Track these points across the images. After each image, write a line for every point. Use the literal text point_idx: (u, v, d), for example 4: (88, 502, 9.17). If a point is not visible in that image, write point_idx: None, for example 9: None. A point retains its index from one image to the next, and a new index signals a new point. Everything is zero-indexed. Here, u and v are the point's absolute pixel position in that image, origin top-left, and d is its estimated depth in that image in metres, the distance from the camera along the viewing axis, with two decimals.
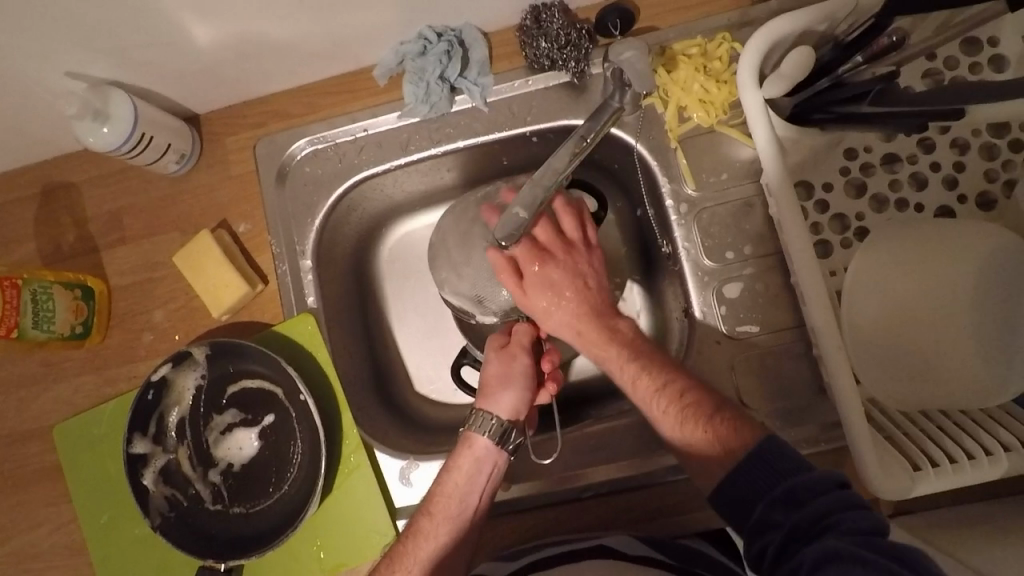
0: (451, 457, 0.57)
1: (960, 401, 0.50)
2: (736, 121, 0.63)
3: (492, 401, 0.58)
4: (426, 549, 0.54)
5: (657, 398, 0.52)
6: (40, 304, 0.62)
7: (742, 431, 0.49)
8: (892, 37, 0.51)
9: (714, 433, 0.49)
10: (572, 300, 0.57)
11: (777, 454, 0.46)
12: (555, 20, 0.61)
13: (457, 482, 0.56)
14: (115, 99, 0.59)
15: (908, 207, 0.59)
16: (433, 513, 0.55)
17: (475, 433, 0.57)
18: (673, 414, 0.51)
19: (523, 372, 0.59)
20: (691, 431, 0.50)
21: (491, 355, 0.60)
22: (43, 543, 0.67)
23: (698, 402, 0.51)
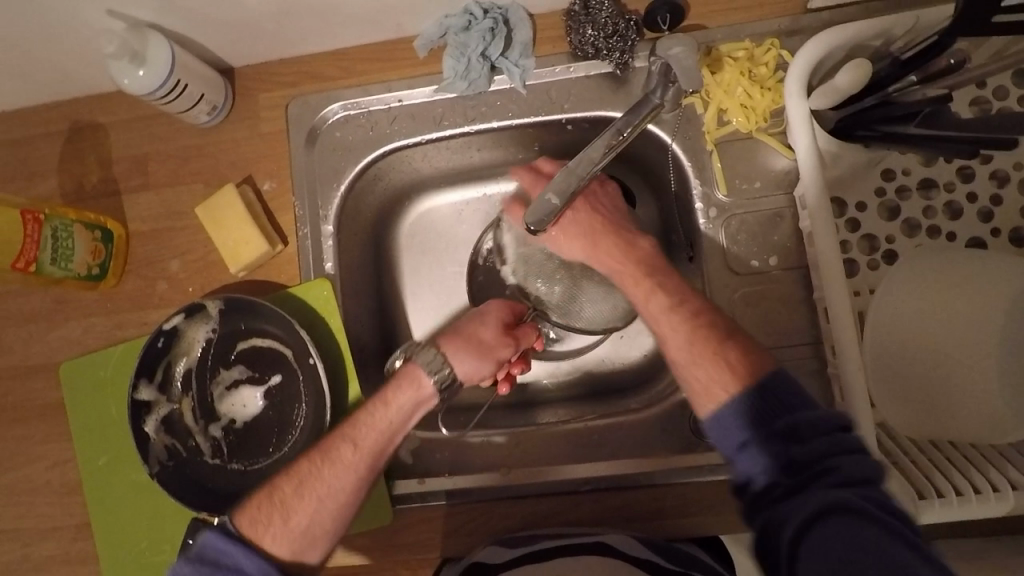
0: (387, 390, 0.54)
1: (973, 435, 0.49)
2: (776, 130, 0.62)
3: (460, 353, 0.57)
4: (344, 477, 0.52)
5: (670, 314, 0.50)
6: (59, 241, 0.62)
7: (749, 363, 0.46)
8: (951, 59, 0.50)
9: (726, 359, 0.47)
10: (595, 240, 0.56)
11: (784, 387, 0.44)
12: (604, 8, 0.61)
13: (389, 417, 0.54)
14: (153, 42, 0.58)
15: (941, 234, 0.58)
16: (359, 443, 0.53)
17: (424, 373, 0.55)
18: (687, 330, 0.48)
19: (502, 355, 0.59)
20: (700, 354, 0.47)
21: (490, 320, 0.60)
22: (39, 478, 0.67)
23: (713, 324, 0.49)
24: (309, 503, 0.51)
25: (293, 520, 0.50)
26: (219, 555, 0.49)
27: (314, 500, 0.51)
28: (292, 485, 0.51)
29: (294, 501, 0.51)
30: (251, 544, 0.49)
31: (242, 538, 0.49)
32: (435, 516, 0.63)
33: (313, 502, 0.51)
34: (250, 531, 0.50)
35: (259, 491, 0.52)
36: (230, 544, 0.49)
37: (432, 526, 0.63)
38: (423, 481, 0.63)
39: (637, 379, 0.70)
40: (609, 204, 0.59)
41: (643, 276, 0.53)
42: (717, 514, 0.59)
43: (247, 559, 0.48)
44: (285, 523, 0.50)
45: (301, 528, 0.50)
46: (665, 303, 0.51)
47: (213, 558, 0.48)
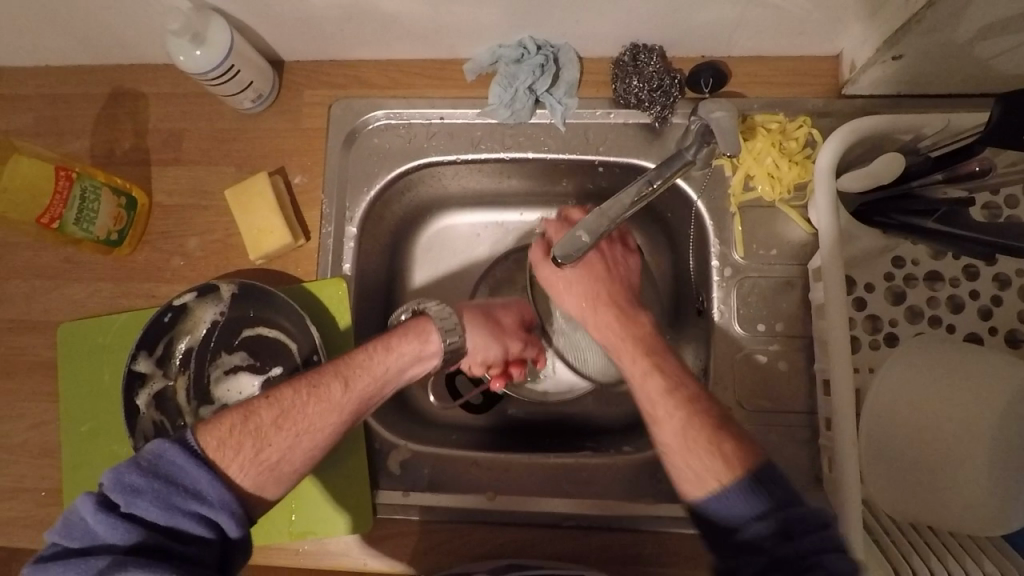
0: (391, 338, 0.56)
1: (954, 523, 0.51)
2: (797, 203, 0.64)
3: (475, 323, 0.63)
4: (329, 416, 0.51)
5: (667, 409, 0.50)
6: (87, 203, 0.62)
7: (738, 455, 0.47)
8: (978, 165, 0.52)
9: (721, 449, 0.47)
10: (586, 283, 0.58)
11: (775, 481, 0.46)
12: (652, 62, 0.64)
13: (387, 365, 0.54)
14: (214, 25, 0.59)
15: (941, 325, 0.60)
16: (349, 385, 0.52)
17: (435, 328, 0.58)
18: (683, 423, 0.49)
19: (510, 341, 0.64)
20: (694, 450, 0.48)
21: (514, 313, 0.68)
22: (17, 435, 0.66)
23: (708, 411, 0.49)
24: (288, 438, 0.49)
25: (265, 451, 0.48)
26: (178, 471, 0.45)
27: (291, 434, 0.49)
28: (271, 415, 0.49)
29: (269, 432, 0.49)
30: (215, 468, 0.46)
31: (208, 458, 0.46)
32: (412, 531, 0.63)
33: (292, 437, 0.49)
34: (216, 454, 0.47)
35: (230, 413, 0.49)
36: (194, 465, 0.45)
37: (410, 540, 0.63)
38: (408, 494, 0.63)
39: (630, 421, 0.71)
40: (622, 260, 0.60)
41: (643, 367, 0.52)
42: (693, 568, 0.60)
43: (209, 484, 0.45)
44: (256, 452, 0.48)
45: (272, 461, 0.48)
46: (661, 396, 0.50)
47: (171, 474, 0.45)
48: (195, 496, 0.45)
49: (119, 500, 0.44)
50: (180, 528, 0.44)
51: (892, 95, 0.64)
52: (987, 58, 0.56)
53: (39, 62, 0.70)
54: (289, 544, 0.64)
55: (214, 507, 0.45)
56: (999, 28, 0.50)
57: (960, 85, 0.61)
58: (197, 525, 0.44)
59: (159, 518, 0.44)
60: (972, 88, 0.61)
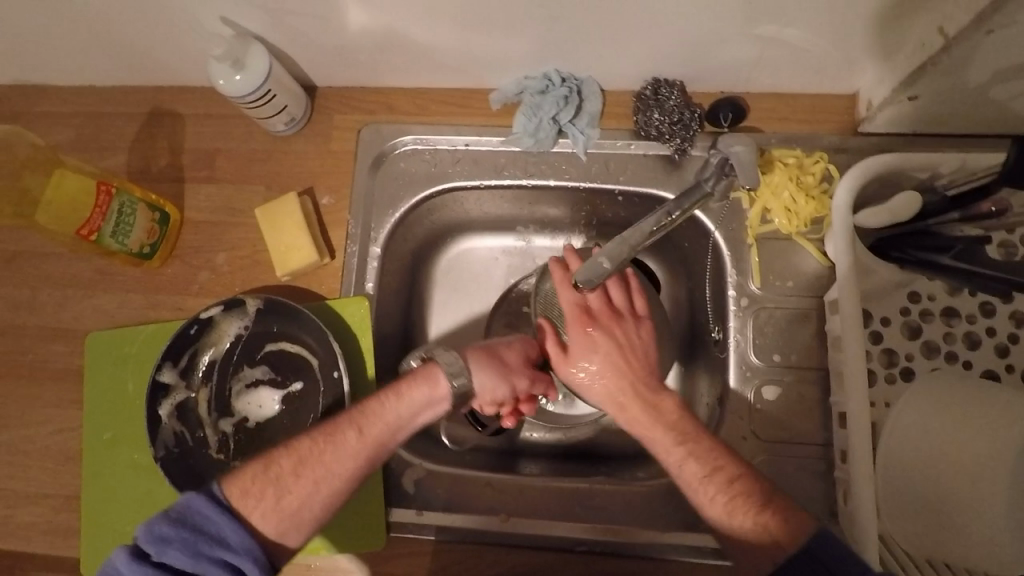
0: (402, 385, 0.56)
1: (969, 561, 0.50)
2: (814, 236, 0.65)
3: (481, 365, 0.59)
4: (344, 464, 0.52)
5: (705, 482, 0.51)
6: (123, 216, 0.64)
7: (783, 517, 0.48)
8: (994, 206, 0.54)
9: (759, 511, 0.48)
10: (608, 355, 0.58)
11: (828, 548, 0.45)
12: (673, 96, 0.66)
13: (399, 411, 0.54)
14: (255, 52, 0.62)
15: (957, 361, 0.61)
16: (364, 432, 0.54)
17: (443, 374, 0.57)
18: (723, 491, 0.50)
19: (519, 381, 0.60)
20: (741, 522, 0.49)
21: (520, 348, 0.63)
22: (40, 442, 0.67)
23: (741, 473, 0.50)
24: (305, 486, 0.51)
25: (286, 498, 0.51)
26: (204, 520, 0.48)
27: (311, 480, 0.51)
28: (290, 463, 0.52)
29: (289, 479, 0.51)
30: (239, 516, 0.49)
31: (231, 507, 0.49)
32: (426, 552, 0.63)
33: (309, 485, 0.51)
34: (239, 502, 0.50)
35: (253, 463, 0.52)
36: (217, 513, 0.49)
37: (422, 561, 0.63)
38: (421, 513, 0.63)
39: (643, 448, 0.71)
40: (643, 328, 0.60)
41: (672, 435, 0.53)
42: None
43: (233, 531, 0.49)
44: (277, 500, 0.50)
45: (291, 509, 0.51)
46: (699, 471, 0.51)
47: (198, 523, 0.48)
48: (219, 543, 0.48)
49: (151, 549, 0.47)
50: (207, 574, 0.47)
51: (908, 134, 0.65)
52: (1003, 102, 0.57)
53: (85, 82, 0.73)
54: (300, 559, 0.64)
55: (237, 552, 0.48)
56: (1014, 73, 0.51)
57: (976, 126, 0.62)
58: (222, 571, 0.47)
59: (186, 565, 0.47)
60: (987, 130, 0.62)
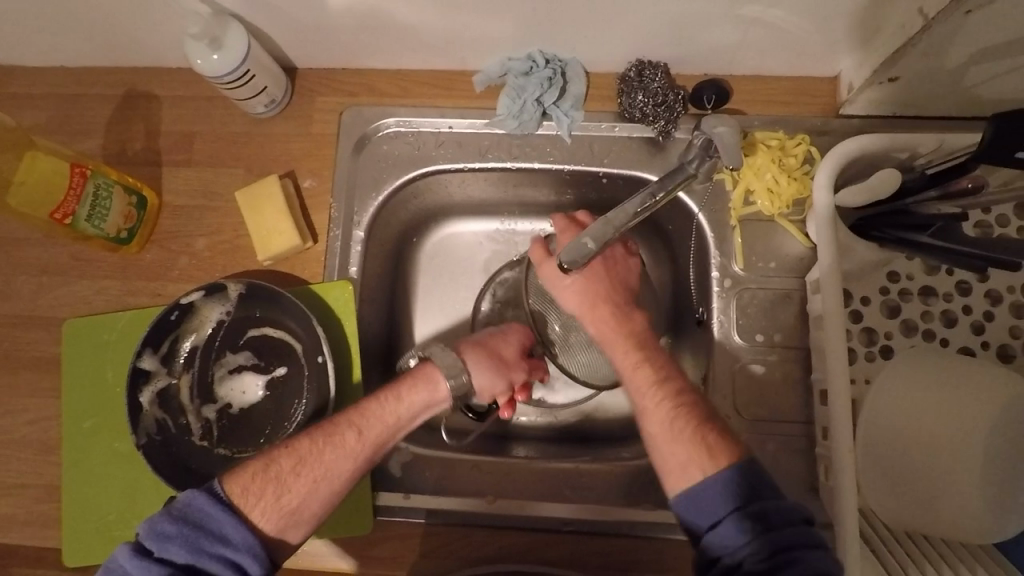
0: (401, 387, 0.56)
1: (947, 531, 0.52)
2: (796, 218, 0.66)
3: (479, 363, 0.60)
4: (345, 464, 0.53)
5: (672, 419, 0.51)
6: (99, 199, 0.63)
7: (725, 448, 0.49)
8: (971, 182, 0.53)
9: (705, 440, 0.49)
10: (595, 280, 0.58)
11: (754, 476, 0.47)
12: (657, 79, 0.65)
13: (398, 413, 0.55)
14: (233, 31, 0.61)
15: (935, 339, 0.62)
16: (363, 433, 0.54)
17: (442, 375, 0.58)
18: (675, 423, 0.51)
19: (515, 376, 0.62)
20: (682, 442, 0.50)
21: (513, 341, 0.64)
22: (17, 431, 0.66)
23: (693, 405, 0.52)
24: (305, 485, 0.51)
25: (286, 496, 0.50)
26: (205, 517, 0.48)
27: (310, 479, 0.51)
28: (291, 461, 0.52)
29: (289, 479, 0.51)
30: (239, 513, 0.49)
31: (233, 505, 0.49)
32: (414, 535, 0.63)
33: (309, 484, 0.51)
34: (240, 500, 0.49)
35: (253, 461, 0.51)
36: (218, 510, 0.48)
37: (410, 544, 0.63)
38: (409, 497, 0.63)
39: (629, 429, 0.72)
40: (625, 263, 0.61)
41: (648, 373, 0.54)
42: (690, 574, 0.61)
43: (234, 529, 0.48)
44: (277, 498, 0.50)
45: (291, 506, 0.51)
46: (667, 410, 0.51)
47: (199, 520, 0.48)
48: (221, 540, 0.48)
49: (153, 545, 0.47)
50: (206, 569, 0.47)
51: (888, 116, 0.66)
52: (978, 83, 0.58)
53: (55, 63, 0.71)
54: None
55: (238, 549, 0.48)
56: (992, 53, 0.52)
57: (953, 108, 0.63)
58: (222, 568, 0.47)
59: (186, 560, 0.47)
60: (964, 111, 0.63)
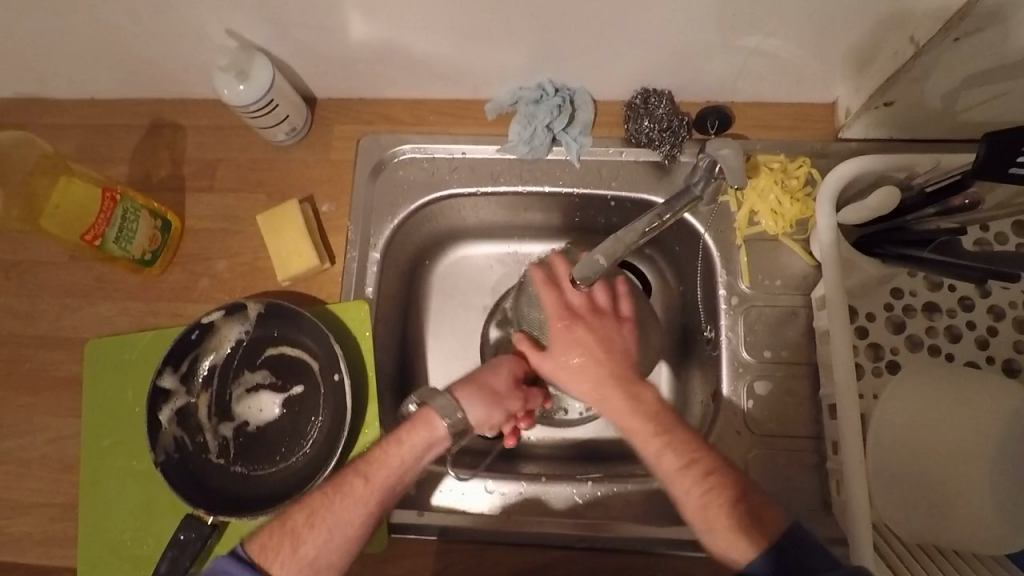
0: (401, 430, 0.57)
1: (964, 541, 0.52)
2: (799, 237, 0.68)
3: (470, 398, 0.59)
4: (355, 512, 0.53)
5: (683, 476, 0.50)
6: (126, 223, 0.65)
7: (764, 526, 0.48)
8: (967, 199, 0.54)
9: (740, 520, 0.48)
10: (596, 365, 0.56)
11: (797, 548, 0.46)
12: (661, 105, 0.68)
13: (402, 456, 0.56)
14: (258, 63, 0.64)
15: (940, 353, 0.63)
16: (370, 478, 0.54)
17: (437, 417, 0.57)
18: (700, 491, 0.49)
19: (511, 407, 0.61)
20: (719, 528, 0.48)
21: (504, 372, 0.62)
22: (37, 450, 0.67)
23: (724, 482, 0.50)
24: (320, 536, 0.52)
25: (302, 549, 0.51)
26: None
27: (324, 531, 0.52)
28: (303, 515, 0.53)
29: (304, 531, 0.52)
30: (259, 568, 0.51)
31: (252, 562, 0.51)
32: (428, 552, 0.64)
33: (323, 534, 0.52)
34: (258, 556, 0.51)
35: (270, 521, 0.53)
36: (236, 566, 0.50)
37: (424, 562, 0.63)
38: (423, 514, 0.63)
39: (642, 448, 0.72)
40: (628, 336, 0.59)
41: (672, 457, 0.51)
42: None
43: None
44: (295, 551, 0.51)
45: (309, 558, 0.51)
46: (676, 463, 0.51)
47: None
48: None
49: None
50: None
51: (887, 139, 0.68)
52: (965, 108, 0.61)
53: (87, 95, 0.75)
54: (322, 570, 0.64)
55: None
56: (983, 78, 0.55)
57: (948, 132, 0.65)
58: None
59: None
60: (956, 135, 0.66)
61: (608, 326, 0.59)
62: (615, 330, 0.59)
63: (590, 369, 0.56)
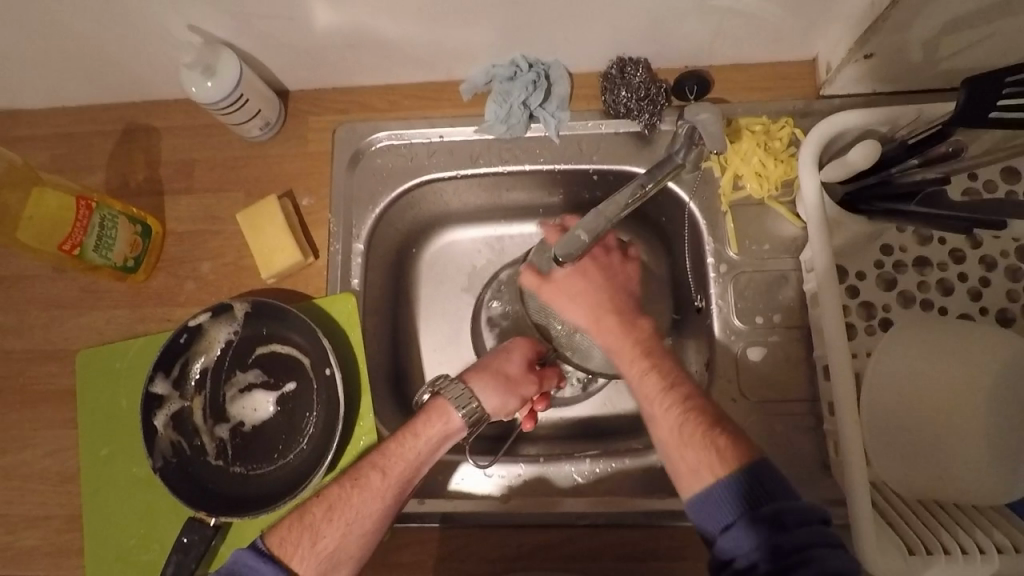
0: (416, 422, 0.57)
1: (962, 494, 0.52)
2: (786, 199, 0.67)
3: (485, 386, 0.59)
4: (373, 504, 0.54)
5: (662, 397, 0.52)
6: (105, 230, 0.64)
7: (735, 450, 0.48)
8: (949, 147, 0.54)
9: (714, 444, 0.48)
10: (596, 296, 0.59)
11: (764, 475, 0.46)
12: (638, 74, 0.67)
13: (417, 448, 0.56)
14: (224, 58, 0.63)
15: (933, 308, 0.63)
16: (388, 472, 0.55)
17: (453, 407, 0.57)
18: (676, 411, 0.51)
19: (526, 393, 0.61)
20: (687, 445, 0.49)
21: (518, 356, 0.62)
22: (37, 463, 0.67)
23: (702, 407, 0.51)
24: (339, 527, 0.53)
25: (321, 541, 0.52)
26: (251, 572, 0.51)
27: (343, 524, 0.53)
28: (322, 509, 0.53)
29: (323, 524, 0.53)
30: (282, 563, 0.51)
31: (273, 555, 0.51)
32: (430, 539, 0.64)
33: (342, 527, 0.53)
34: (280, 550, 0.52)
35: (289, 514, 0.53)
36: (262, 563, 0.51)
37: (428, 549, 0.64)
38: (424, 502, 0.64)
39: (640, 422, 0.72)
40: (633, 278, 0.61)
41: (656, 382, 0.53)
42: (708, 557, 0.61)
43: None
44: (313, 543, 0.52)
45: (328, 550, 0.52)
46: (656, 386, 0.53)
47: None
48: None
49: None
50: None
51: (870, 93, 0.67)
52: (947, 56, 0.59)
53: (56, 103, 0.74)
54: None
55: None
56: (964, 23, 0.53)
57: (932, 82, 0.64)
58: None
59: None
60: (940, 84, 0.65)
61: (614, 266, 0.61)
62: (622, 275, 0.61)
63: (592, 299, 0.58)
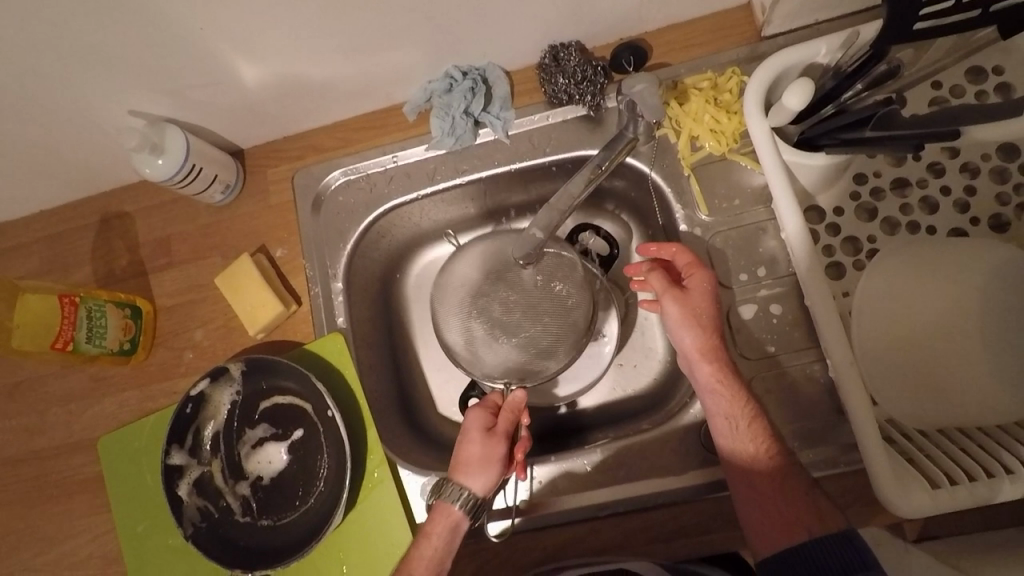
0: (427, 523, 0.58)
1: (977, 418, 0.50)
2: (746, 150, 0.65)
3: (464, 476, 0.58)
4: None
5: (758, 443, 0.53)
6: (94, 321, 0.67)
7: (830, 517, 0.50)
8: (889, 64, 0.52)
9: (806, 510, 0.50)
10: (712, 329, 0.56)
11: (859, 546, 0.46)
12: (571, 57, 0.66)
13: (434, 545, 0.57)
14: (170, 133, 0.65)
15: (920, 229, 0.60)
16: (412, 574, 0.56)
17: (449, 503, 0.57)
18: (774, 474, 0.52)
19: (501, 459, 0.59)
20: (783, 505, 0.51)
21: (474, 434, 0.60)
22: (82, 550, 0.70)
23: (794, 474, 0.52)
24: None
25: None
26: None
27: None
28: None
29: None
30: None
31: None
32: (458, 555, 0.65)
33: None
34: None
35: None
36: None
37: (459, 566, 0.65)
38: None
39: (648, 403, 0.71)
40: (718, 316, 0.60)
41: (757, 439, 0.53)
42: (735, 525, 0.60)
43: None
44: None
45: None
46: (759, 433, 0.53)
47: None
48: None
49: None
50: None
51: (811, 23, 0.64)
52: None
53: (34, 209, 0.77)
54: None
55: None
56: None
57: None
58: None
59: None
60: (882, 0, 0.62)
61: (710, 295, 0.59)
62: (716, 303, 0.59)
63: (707, 328, 0.56)
